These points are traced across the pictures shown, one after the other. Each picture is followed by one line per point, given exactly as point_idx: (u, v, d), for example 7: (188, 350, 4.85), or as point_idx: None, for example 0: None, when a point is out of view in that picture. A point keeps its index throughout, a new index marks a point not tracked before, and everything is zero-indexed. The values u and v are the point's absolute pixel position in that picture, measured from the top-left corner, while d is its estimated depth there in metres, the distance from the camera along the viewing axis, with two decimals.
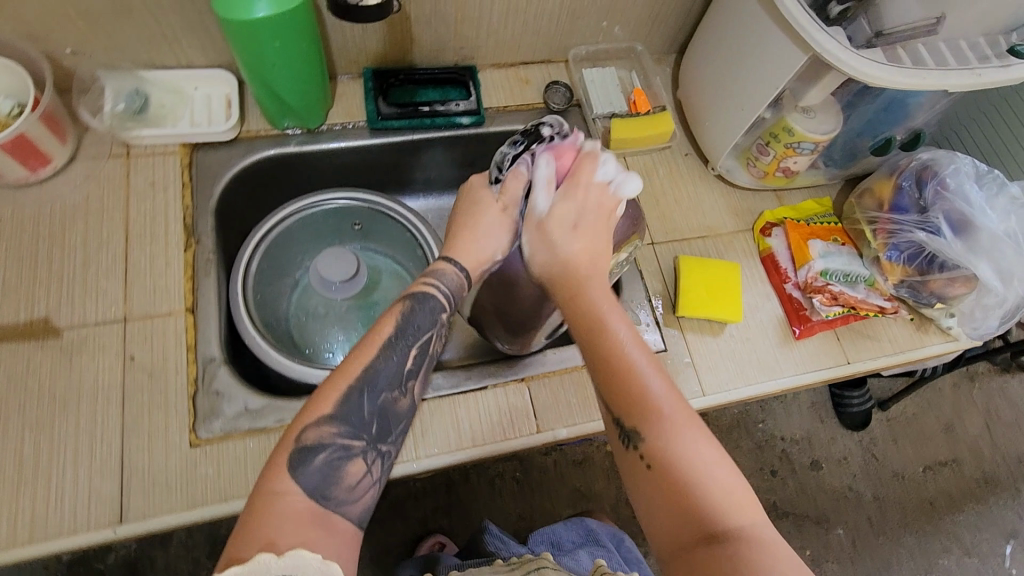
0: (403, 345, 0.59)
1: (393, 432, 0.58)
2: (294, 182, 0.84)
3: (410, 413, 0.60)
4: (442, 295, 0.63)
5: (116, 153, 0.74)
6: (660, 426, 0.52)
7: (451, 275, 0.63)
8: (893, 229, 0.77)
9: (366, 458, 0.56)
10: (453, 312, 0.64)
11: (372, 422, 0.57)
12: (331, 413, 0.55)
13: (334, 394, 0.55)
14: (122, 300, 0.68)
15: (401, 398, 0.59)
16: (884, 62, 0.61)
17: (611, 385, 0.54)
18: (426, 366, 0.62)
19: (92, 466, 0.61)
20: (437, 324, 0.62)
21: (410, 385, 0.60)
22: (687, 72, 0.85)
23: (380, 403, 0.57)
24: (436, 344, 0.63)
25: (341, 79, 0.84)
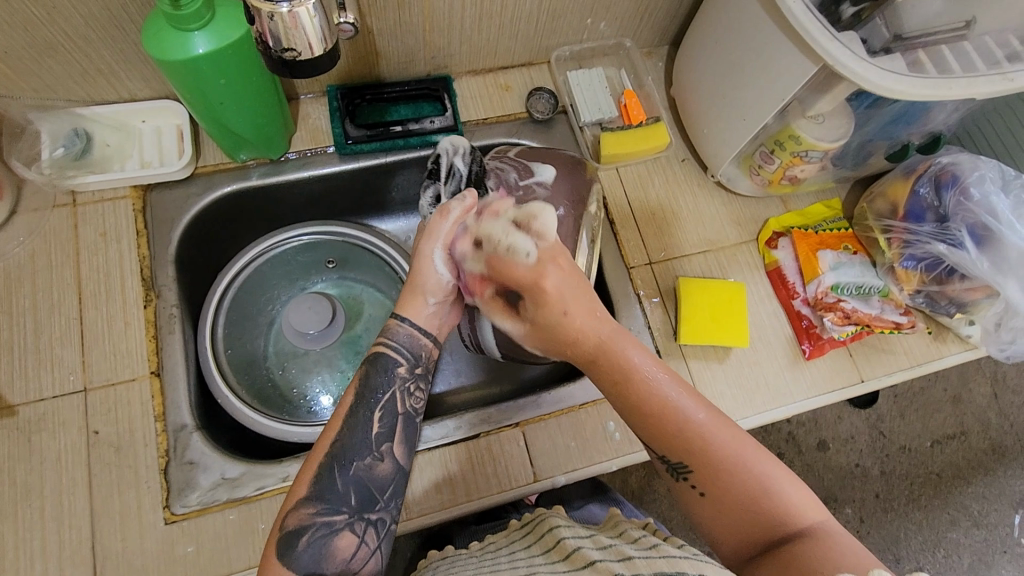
0: (366, 410, 0.55)
1: (381, 498, 0.54)
2: (259, 220, 0.78)
3: (396, 475, 0.55)
4: (399, 353, 0.58)
5: (61, 203, 0.68)
6: (709, 451, 0.52)
7: (403, 333, 0.58)
8: (908, 239, 0.72)
9: (355, 530, 0.52)
10: (420, 367, 0.59)
11: (351, 493, 0.53)
12: (306, 495, 0.52)
13: (307, 474, 0.53)
14: (80, 369, 0.63)
15: (380, 462, 0.55)
16: (902, 70, 0.54)
17: (647, 423, 0.54)
18: (402, 424, 0.56)
19: (63, 555, 0.57)
20: (398, 379, 0.57)
21: (386, 447, 0.55)
22: (682, 71, 0.78)
23: (353, 474, 0.53)
24: (413, 401, 0.58)
25: (303, 100, 0.77)
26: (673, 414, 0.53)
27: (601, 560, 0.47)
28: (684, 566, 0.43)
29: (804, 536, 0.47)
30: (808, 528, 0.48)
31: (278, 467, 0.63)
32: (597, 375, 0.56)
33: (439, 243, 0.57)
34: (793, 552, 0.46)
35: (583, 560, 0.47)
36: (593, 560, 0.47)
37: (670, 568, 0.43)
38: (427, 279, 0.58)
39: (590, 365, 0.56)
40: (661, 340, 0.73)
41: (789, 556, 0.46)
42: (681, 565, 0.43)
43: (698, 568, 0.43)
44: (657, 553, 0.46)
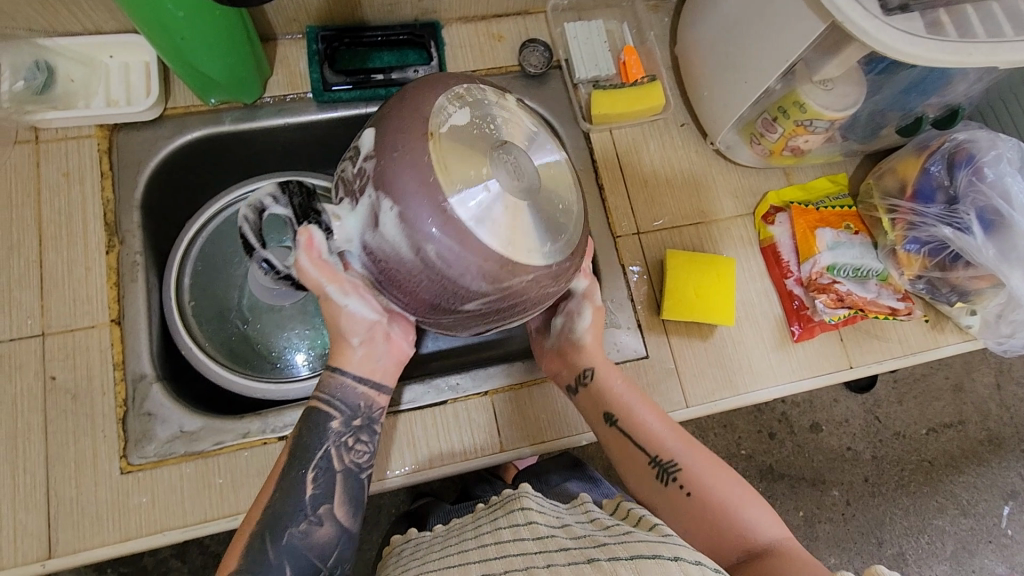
0: (299, 471, 0.54)
1: (324, 565, 0.53)
2: (232, 166, 0.75)
3: (336, 539, 0.54)
4: (335, 407, 0.56)
5: (23, 138, 0.65)
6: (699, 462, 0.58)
7: (344, 385, 0.56)
8: (914, 221, 0.67)
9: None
10: (359, 418, 0.56)
11: (285, 563, 0.52)
12: (238, 566, 0.51)
13: (238, 546, 0.52)
14: (39, 313, 0.61)
15: (319, 526, 0.53)
16: (920, 33, 0.49)
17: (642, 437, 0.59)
18: (343, 482, 0.55)
19: (16, 500, 0.57)
20: (332, 435, 0.55)
21: (325, 510, 0.54)
22: (688, 27, 0.72)
23: (286, 543, 0.52)
24: (354, 455, 0.56)
25: (281, 41, 0.72)
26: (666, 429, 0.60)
27: (574, 546, 0.45)
28: (660, 548, 0.41)
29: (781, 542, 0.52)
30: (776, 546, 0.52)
31: (238, 422, 0.61)
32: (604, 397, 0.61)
33: (327, 284, 0.51)
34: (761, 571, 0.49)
35: (557, 545, 0.46)
36: (566, 546, 0.45)
37: (646, 551, 0.41)
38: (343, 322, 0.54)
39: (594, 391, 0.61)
40: (644, 313, 0.70)
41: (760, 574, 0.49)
42: (656, 548, 0.42)
43: (670, 554, 0.41)
44: (630, 538, 0.44)
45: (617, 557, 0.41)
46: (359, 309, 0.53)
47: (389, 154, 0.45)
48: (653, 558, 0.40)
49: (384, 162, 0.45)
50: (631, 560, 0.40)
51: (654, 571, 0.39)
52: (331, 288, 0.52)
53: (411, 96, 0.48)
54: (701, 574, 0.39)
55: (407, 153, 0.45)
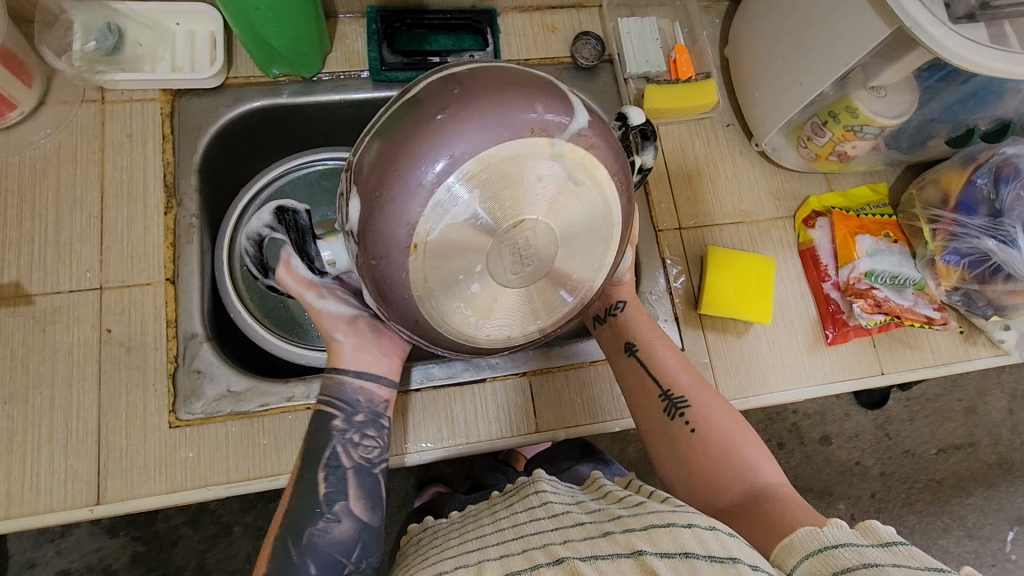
0: (311, 474, 0.55)
1: (349, 561, 0.54)
2: (285, 137, 0.76)
3: (358, 533, 0.55)
4: (338, 407, 0.57)
5: (90, 98, 0.67)
6: (708, 402, 0.58)
7: (339, 381, 0.58)
8: (955, 231, 0.68)
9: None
10: (362, 414, 0.58)
11: (311, 562, 0.53)
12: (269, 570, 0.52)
13: (266, 554, 0.53)
14: (98, 267, 0.63)
15: (337, 523, 0.54)
16: (986, 42, 0.50)
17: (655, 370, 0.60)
18: (355, 478, 0.56)
19: (68, 445, 0.58)
20: (337, 432, 0.56)
21: (341, 507, 0.55)
22: (741, 29, 0.73)
23: (308, 541, 0.53)
24: (362, 451, 0.57)
25: (341, 19, 0.74)
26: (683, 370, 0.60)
27: (590, 521, 0.44)
28: (674, 517, 0.39)
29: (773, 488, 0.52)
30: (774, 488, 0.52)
31: (284, 386, 0.63)
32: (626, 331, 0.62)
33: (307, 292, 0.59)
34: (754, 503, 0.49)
35: (572, 521, 0.44)
36: (580, 521, 0.44)
37: (659, 520, 0.40)
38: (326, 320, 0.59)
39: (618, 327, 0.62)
40: (681, 307, 0.71)
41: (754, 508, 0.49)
42: (669, 516, 0.40)
43: (687, 517, 0.39)
44: (645, 509, 0.42)
45: (632, 528, 0.40)
46: (335, 306, 0.59)
47: (371, 258, 0.42)
48: (665, 526, 0.39)
49: (368, 257, 0.42)
50: (646, 529, 0.39)
51: (668, 541, 0.37)
52: (311, 293, 0.59)
53: (415, 159, 0.40)
54: (717, 540, 0.37)
55: (391, 261, 0.41)
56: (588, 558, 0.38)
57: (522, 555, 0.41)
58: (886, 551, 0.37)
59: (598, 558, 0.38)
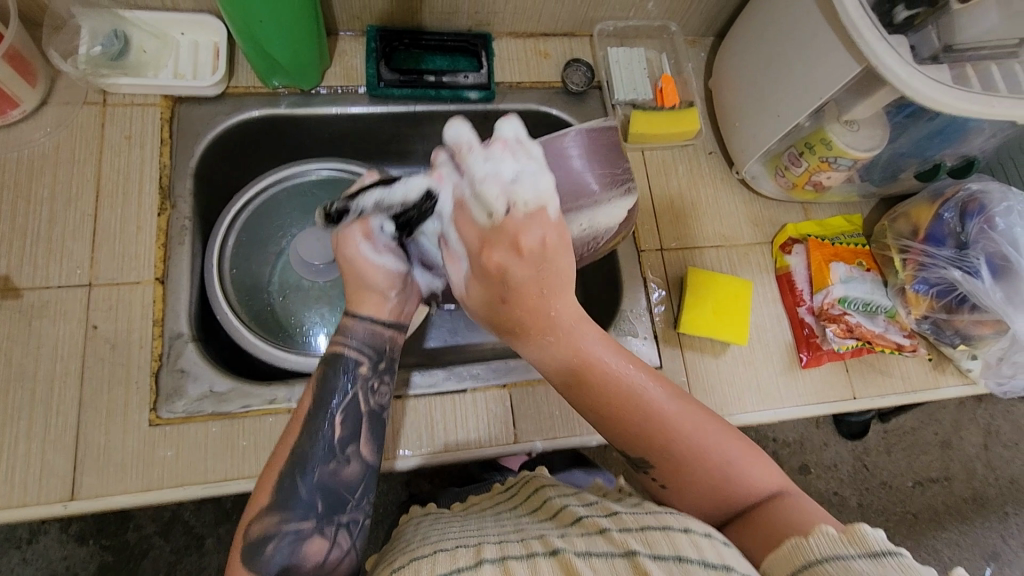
0: (325, 415, 0.54)
1: (352, 499, 0.53)
2: (281, 146, 0.78)
3: (363, 476, 0.54)
4: (356, 351, 0.57)
5: (92, 100, 0.68)
6: (678, 440, 0.49)
7: (362, 328, 0.58)
8: (924, 262, 0.71)
9: (325, 534, 0.51)
10: (384, 361, 0.58)
11: (318, 499, 0.52)
12: (270, 502, 0.50)
13: (269, 483, 0.51)
14: (88, 264, 0.64)
15: (347, 464, 0.53)
16: (948, 83, 0.53)
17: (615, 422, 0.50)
18: (368, 422, 0.56)
19: (46, 440, 0.58)
20: (360, 378, 0.57)
21: (352, 449, 0.54)
22: (724, 62, 0.77)
23: (317, 479, 0.52)
24: (378, 397, 0.57)
25: (342, 36, 0.77)
26: (640, 411, 0.50)
27: (586, 515, 0.44)
28: (670, 522, 0.41)
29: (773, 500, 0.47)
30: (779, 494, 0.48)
31: (265, 389, 0.63)
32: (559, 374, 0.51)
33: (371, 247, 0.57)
34: (757, 517, 0.46)
35: (571, 517, 0.45)
36: (578, 516, 0.45)
37: (655, 523, 0.41)
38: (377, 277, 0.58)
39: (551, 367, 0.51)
40: (661, 327, 0.73)
41: (760, 520, 0.45)
42: (665, 520, 0.41)
43: (683, 523, 0.41)
44: (643, 510, 0.44)
45: (628, 527, 0.41)
46: (392, 264, 0.59)
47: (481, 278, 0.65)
48: (661, 530, 0.40)
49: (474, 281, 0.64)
50: (642, 531, 0.40)
51: (664, 544, 0.38)
52: (368, 245, 0.57)
53: None
54: (712, 547, 0.38)
55: None
56: (582, 553, 0.38)
57: (519, 543, 0.42)
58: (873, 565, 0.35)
59: (593, 555, 0.38)
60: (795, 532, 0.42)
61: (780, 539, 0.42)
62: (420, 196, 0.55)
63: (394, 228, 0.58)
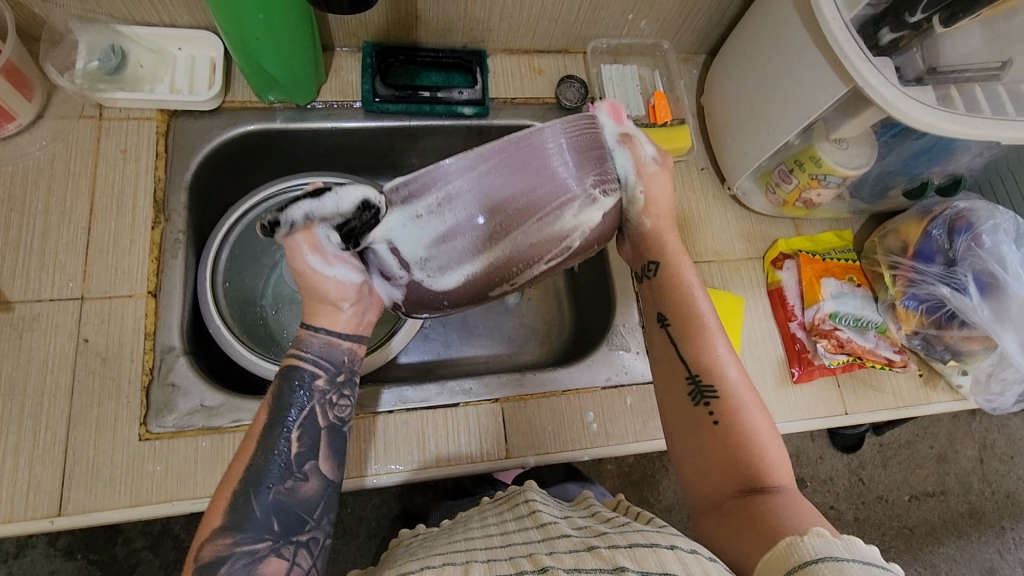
0: (282, 431, 0.53)
1: (311, 518, 0.52)
2: (276, 160, 0.79)
3: (321, 492, 0.53)
4: (312, 363, 0.55)
5: (87, 114, 0.69)
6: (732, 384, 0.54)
7: (318, 341, 0.56)
8: (914, 278, 0.72)
9: (282, 555, 0.50)
10: (343, 374, 0.56)
11: (272, 518, 0.51)
12: (224, 523, 0.49)
13: (221, 502, 0.50)
14: (80, 278, 0.64)
15: (304, 482, 0.52)
16: (933, 104, 0.54)
17: (685, 339, 0.56)
18: (327, 437, 0.54)
19: (34, 454, 0.58)
20: (318, 392, 0.55)
21: (310, 466, 0.53)
22: (715, 80, 0.78)
23: (272, 498, 0.51)
24: (338, 411, 0.56)
25: (338, 52, 0.77)
26: (710, 350, 0.55)
27: (575, 534, 0.44)
28: (659, 538, 0.41)
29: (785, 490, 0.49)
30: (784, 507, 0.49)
31: (256, 403, 0.63)
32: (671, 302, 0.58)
33: (314, 258, 0.52)
34: (762, 502, 0.47)
35: (558, 534, 0.45)
36: (567, 534, 0.45)
37: (643, 540, 0.40)
38: (327, 289, 0.54)
39: (672, 301, 0.58)
40: None
41: (759, 506, 0.47)
42: (653, 537, 0.41)
43: (670, 539, 0.41)
44: (629, 527, 0.44)
45: (617, 545, 0.40)
46: (343, 276, 0.54)
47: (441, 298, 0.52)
48: (650, 547, 0.39)
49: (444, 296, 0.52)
50: (630, 547, 0.40)
51: (652, 560, 0.38)
52: (314, 257, 0.52)
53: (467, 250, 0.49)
54: (698, 562, 0.38)
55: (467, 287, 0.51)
56: (571, 570, 0.38)
57: (507, 561, 0.42)
58: (864, 567, 0.37)
59: (581, 571, 0.38)
60: (789, 531, 0.43)
61: (772, 539, 0.43)
62: (358, 207, 0.48)
63: (341, 239, 0.51)
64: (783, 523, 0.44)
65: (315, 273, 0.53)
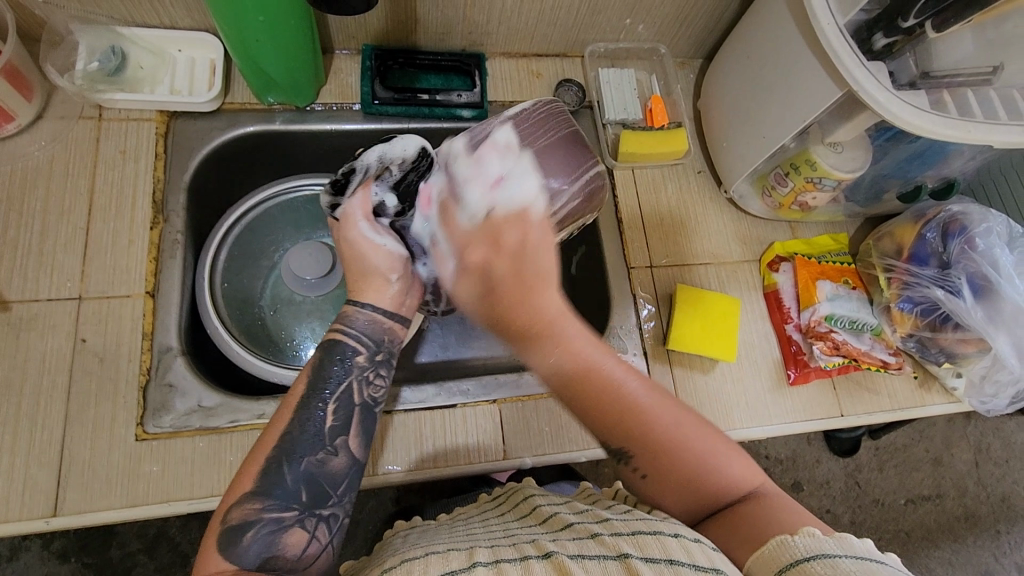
0: (319, 401, 0.54)
1: (335, 494, 0.52)
2: (275, 162, 0.79)
3: (349, 471, 0.53)
4: (355, 339, 0.58)
5: (87, 115, 0.69)
6: (655, 428, 0.50)
7: (363, 317, 0.58)
8: (909, 281, 0.72)
9: (305, 526, 0.50)
10: (381, 353, 0.58)
11: (300, 489, 0.51)
12: (252, 489, 0.49)
13: (253, 468, 0.50)
14: (79, 278, 0.64)
15: (333, 456, 0.53)
16: (925, 108, 0.55)
17: (588, 406, 0.50)
18: (360, 414, 0.55)
19: (31, 454, 0.58)
20: (357, 367, 0.56)
21: (341, 440, 0.53)
22: (712, 84, 0.79)
23: (303, 468, 0.51)
24: (372, 390, 0.57)
25: (338, 55, 0.78)
26: (620, 404, 0.50)
27: (577, 522, 0.44)
28: (661, 527, 0.41)
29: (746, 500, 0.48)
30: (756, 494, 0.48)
31: (254, 403, 0.63)
32: (555, 373, 0.51)
33: (367, 222, 0.59)
34: (737, 513, 0.46)
35: (561, 523, 0.45)
36: (569, 522, 0.45)
37: (646, 527, 0.41)
38: (376, 257, 0.59)
39: (557, 373, 0.51)
40: (650, 343, 0.73)
41: (734, 514, 0.46)
42: (656, 526, 0.41)
43: (673, 528, 0.41)
44: (632, 516, 0.44)
45: (620, 532, 0.41)
46: (391, 246, 0.60)
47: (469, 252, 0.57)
48: (653, 534, 0.40)
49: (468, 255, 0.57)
50: (633, 535, 0.40)
51: (655, 548, 0.38)
52: (367, 224, 0.59)
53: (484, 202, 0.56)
54: (702, 552, 0.38)
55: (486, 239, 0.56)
56: (575, 555, 0.38)
57: (512, 547, 0.42)
58: (858, 562, 0.36)
59: (585, 556, 0.38)
60: (779, 533, 0.41)
61: (762, 541, 0.42)
62: (417, 156, 0.58)
63: (396, 205, 0.60)
64: (761, 531, 0.43)
65: (365, 238, 0.59)
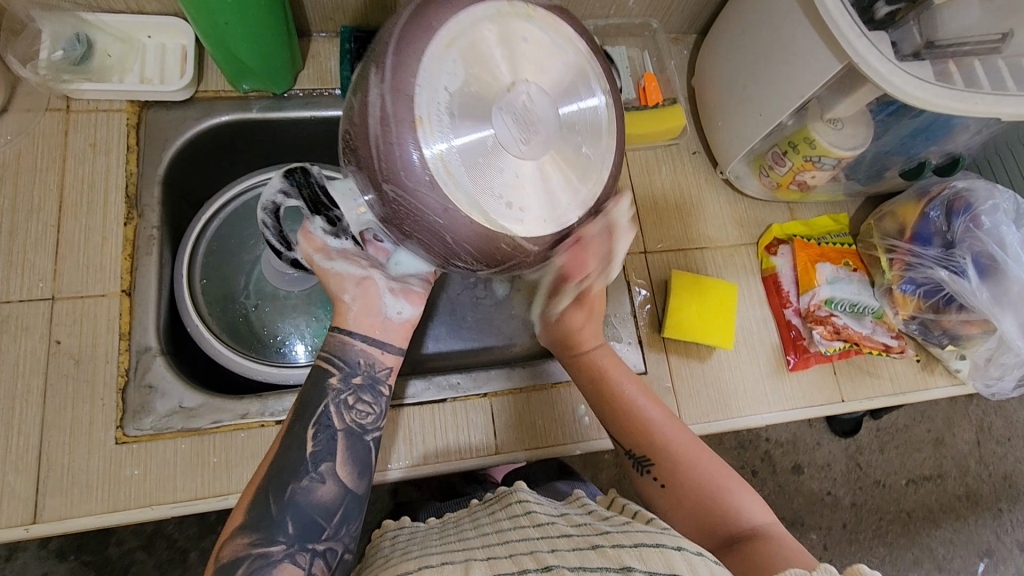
0: (302, 427, 0.52)
1: (329, 525, 0.50)
2: (253, 151, 0.76)
3: (339, 500, 0.51)
4: (337, 368, 0.54)
5: (54, 106, 0.66)
6: (668, 445, 0.56)
7: (353, 346, 0.54)
8: (911, 261, 0.70)
9: (298, 561, 0.48)
10: (359, 376, 0.54)
11: (289, 521, 0.49)
12: (244, 522, 0.48)
13: (245, 503, 0.50)
14: (51, 277, 0.62)
15: (321, 484, 0.51)
16: (929, 79, 0.52)
17: (620, 420, 0.58)
18: (345, 441, 0.52)
19: (7, 461, 0.56)
20: (331, 391, 0.53)
21: (327, 467, 0.51)
22: (707, 59, 0.76)
23: (290, 498, 0.49)
24: (355, 414, 0.53)
25: (316, 38, 0.74)
26: (641, 416, 0.57)
27: (575, 533, 0.43)
28: (663, 539, 0.39)
29: (753, 535, 0.49)
30: (763, 526, 0.50)
31: (235, 403, 0.61)
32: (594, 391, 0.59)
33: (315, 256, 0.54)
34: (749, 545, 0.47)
35: (558, 534, 0.43)
36: (567, 533, 0.43)
37: (647, 540, 0.39)
38: (335, 283, 0.54)
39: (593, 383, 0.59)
40: (645, 330, 0.71)
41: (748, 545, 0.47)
42: (658, 537, 0.39)
43: (676, 540, 0.39)
44: (631, 527, 0.42)
45: (622, 544, 0.39)
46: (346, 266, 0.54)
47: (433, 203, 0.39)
48: (655, 547, 0.38)
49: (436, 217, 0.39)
50: (635, 547, 0.38)
51: (659, 561, 0.36)
52: (319, 255, 0.54)
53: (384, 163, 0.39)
54: (706, 566, 0.37)
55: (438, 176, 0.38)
56: (577, 568, 0.36)
57: (508, 559, 0.40)
58: None
59: (586, 569, 0.36)
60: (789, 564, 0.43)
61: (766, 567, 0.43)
62: (290, 180, 0.54)
63: (323, 222, 0.53)
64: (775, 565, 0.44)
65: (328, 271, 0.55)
